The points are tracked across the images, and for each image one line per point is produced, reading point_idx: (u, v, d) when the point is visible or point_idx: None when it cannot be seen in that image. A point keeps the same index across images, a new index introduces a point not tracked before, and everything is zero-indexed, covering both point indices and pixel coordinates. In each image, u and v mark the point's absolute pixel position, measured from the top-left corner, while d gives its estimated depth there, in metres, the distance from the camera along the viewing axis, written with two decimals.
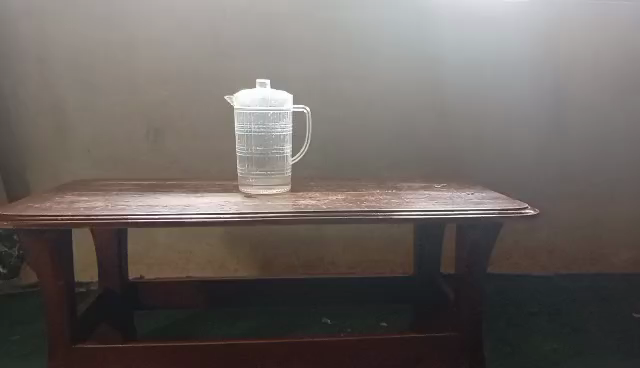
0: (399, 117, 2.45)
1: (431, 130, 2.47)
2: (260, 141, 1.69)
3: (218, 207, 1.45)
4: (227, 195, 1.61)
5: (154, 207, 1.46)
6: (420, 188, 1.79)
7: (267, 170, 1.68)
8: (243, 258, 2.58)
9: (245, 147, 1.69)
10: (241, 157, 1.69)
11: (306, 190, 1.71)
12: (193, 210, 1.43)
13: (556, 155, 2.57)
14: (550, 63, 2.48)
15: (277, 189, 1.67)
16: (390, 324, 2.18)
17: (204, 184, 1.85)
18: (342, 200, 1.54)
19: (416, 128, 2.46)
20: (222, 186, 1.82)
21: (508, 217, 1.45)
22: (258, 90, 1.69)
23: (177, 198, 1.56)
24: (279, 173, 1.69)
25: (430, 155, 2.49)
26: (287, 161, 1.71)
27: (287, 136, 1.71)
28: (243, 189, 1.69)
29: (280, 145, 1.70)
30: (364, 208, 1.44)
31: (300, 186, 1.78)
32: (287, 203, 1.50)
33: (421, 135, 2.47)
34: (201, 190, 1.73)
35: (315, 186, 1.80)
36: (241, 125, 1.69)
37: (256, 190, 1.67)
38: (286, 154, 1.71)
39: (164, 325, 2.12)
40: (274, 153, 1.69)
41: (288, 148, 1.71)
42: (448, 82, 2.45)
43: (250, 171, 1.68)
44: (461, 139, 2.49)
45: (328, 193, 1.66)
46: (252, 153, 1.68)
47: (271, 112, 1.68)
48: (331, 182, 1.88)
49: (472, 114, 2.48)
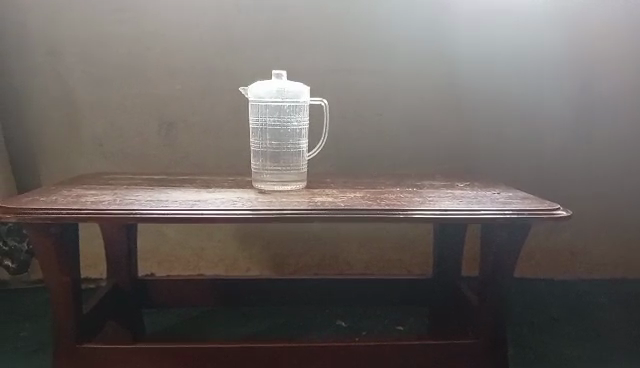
0: (417, 114, 2.36)
1: (450, 128, 2.38)
2: (275, 135, 1.61)
3: (230, 204, 1.38)
4: (240, 191, 1.53)
5: (163, 202, 1.39)
6: (442, 186, 1.70)
7: (282, 166, 1.61)
8: (256, 256, 2.51)
9: (260, 141, 1.62)
10: (256, 151, 1.62)
11: (322, 187, 1.64)
12: (204, 206, 1.36)
13: (580, 155, 2.46)
14: (573, 60, 2.37)
15: (293, 185, 1.60)
16: (406, 328, 2.09)
17: (217, 180, 1.78)
18: (360, 197, 1.46)
19: (435, 126, 2.37)
20: (234, 181, 1.75)
21: (537, 218, 1.36)
22: (273, 82, 1.62)
23: (187, 193, 1.49)
24: (294, 169, 1.62)
25: (450, 153, 2.40)
26: (303, 156, 1.64)
27: (304, 130, 1.64)
28: (257, 185, 1.62)
29: (296, 139, 1.62)
30: (384, 205, 1.36)
31: (316, 183, 1.70)
32: (302, 200, 1.43)
33: (440, 132, 2.38)
34: (213, 185, 1.66)
35: (332, 183, 1.72)
36: (256, 118, 1.62)
37: (270, 186, 1.60)
38: (302, 149, 1.63)
39: (174, 324, 2.06)
40: (289, 148, 1.62)
41: (305, 143, 1.64)
42: (466, 79, 2.35)
43: (264, 167, 1.61)
44: (481, 138, 2.40)
45: (345, 190, 1.58)
46: (267, 147, 1.61)
47: (286, 105, 1.61)
48: (347, 179, 1.80)
49: (493, 111, 2.38)
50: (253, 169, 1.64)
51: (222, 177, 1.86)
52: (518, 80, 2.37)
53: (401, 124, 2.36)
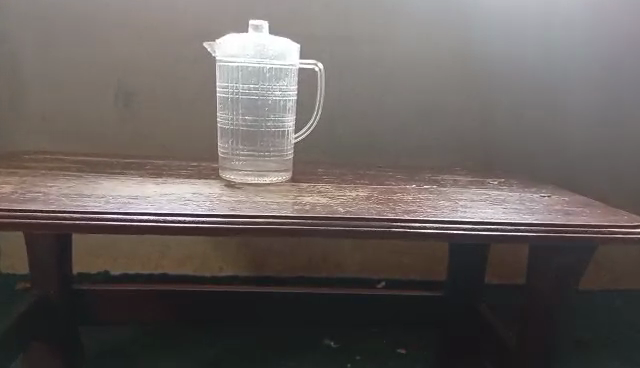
0: (426, 92, 1.88)
1: (469, 109, 1.90)
2: (250, 109, 1.19)
3: (181, 203, 0.96)
4: (199, 185, 1.12)
5: (83, 198, 0.96)
6: (469, 184, 1.29)
7: (258, 150, 1.20)
8: (230, 255, 2.10)
9: (229, 115, 1.19)
10: (224, 130, 1.20)
11: (313, 181, 1.23)
12: (142, 205, 0.93)
13: (622, 144, 1.98)
14: (617, 27, 1.90)
15: (272, 177, 1.19)
16: (409, 351, 1.72)
17: (175, 165, 1.36)
18: (367, 199, 1.05)
19: (448, 107, 1.89)
20: (197, 168, 1.33)
21: (619, 237, 0.95)
22: (250, 36, 1.18)
23: (124, 186, 1.07)
24: (275, 155, 1.20)
25: (468, 140, 1.91)
26: (288, 138, 1.22)
27: (290, 104, 1.21)
28: (225, 175, 1.21)
29: (278, 116, 1.20)
30: (404, 213, 0.94)
31: (303, 175, 1.29)
32: (284, 200, 1.01)
33: (453, 115, 1.90)
34: (166, 174, 1.24)
35: (326, 175, 1.31)
36: (224, 84, 1.18)
37: (242, 178, 1.18)
38: (286, 129, 1.21)
39: (121, 343, 1.65)
40: (270, 127, 1.20)
41: (290, 121, 1.22)
42: (488, 49, 1.87)
43: (235, 151, 1.19)
44: (508, 120, 1.92)
45: (344, 186, 1.17)
46: (239, 124, 1.19)
47: (267, 68, 1.18)
48: (346, 170, 1.39)
49: (520, 91, 1.90)
50: (219, 153, 1.22)
51: (183, 161, 1.43)
52: (550, 51, 1.89)
53: (407, 102, 1.88)
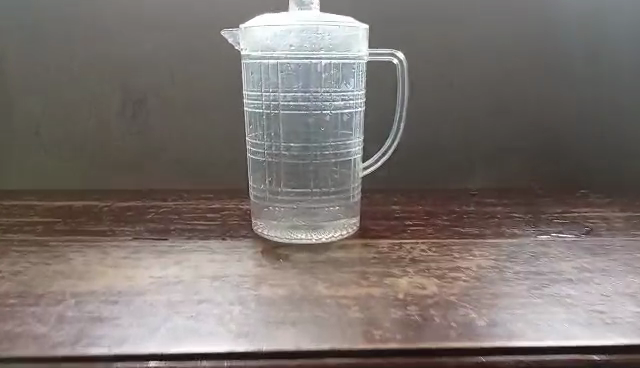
0: (467, 85, 1.10)
1: (545, 107, 1.12)
2: (297, 128, 0.77)
3: (191, 312, 0.55)
4: (222, 258, 0.71)
5: (26, 308, 0.56)
6: (628, 226, 0.85)
7: (310, 192, 0.78)
8: None
9: (265, 140, 0.78)
10: (258, 162, 0.79)
11: (396, 235, 0.80)
12: (122, 322, 0.52)
13: None
14: None
15: (333, 232, 0.77)
16: None
17: (188, 209, 0.95)
18: (503, 281, 0.62)
19: (511, 105, 1.11)
20: (222, 215, 0.92)
21: None
22: (291, 14, 0.75)
23: (108, 271, 0.67)
24: (336, 198, 0.79)
25: (546, 159, 1.13)
26: (356, 170, 0.80)
27: (357, 118, 0.79)
28: (260, 230, 0.79)
29: (340, 138, 0.78)
30: (593, 328, 0.51)
31: (375, 222, 0.87)
32: (367, 292, 0.59)
33: (512, 119, 1.12)
34: (176, 230, 0.84)
35: (408, 219, 0.89)
36: (255, 92, 0.77)
37: (286, 234, 0.77)
38: (353, 156, 0.79)
39: None
40: (328, 156, 0.78)
41: (358, 145, 0.80)
42: (559, 7, 1.08)
43: (275, 194, 0.78)
44: (609, 124, 1.13)
45: (447, 247, 0.75)
46: (282, 153, 0.78)
47: (321, 63, 0.75)
48: (431, 207, 0.96)
49: (616, 77, 1.11)
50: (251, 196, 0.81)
51: (196, 200, 1.02)
52: None
53: (434, 102, 1.11)
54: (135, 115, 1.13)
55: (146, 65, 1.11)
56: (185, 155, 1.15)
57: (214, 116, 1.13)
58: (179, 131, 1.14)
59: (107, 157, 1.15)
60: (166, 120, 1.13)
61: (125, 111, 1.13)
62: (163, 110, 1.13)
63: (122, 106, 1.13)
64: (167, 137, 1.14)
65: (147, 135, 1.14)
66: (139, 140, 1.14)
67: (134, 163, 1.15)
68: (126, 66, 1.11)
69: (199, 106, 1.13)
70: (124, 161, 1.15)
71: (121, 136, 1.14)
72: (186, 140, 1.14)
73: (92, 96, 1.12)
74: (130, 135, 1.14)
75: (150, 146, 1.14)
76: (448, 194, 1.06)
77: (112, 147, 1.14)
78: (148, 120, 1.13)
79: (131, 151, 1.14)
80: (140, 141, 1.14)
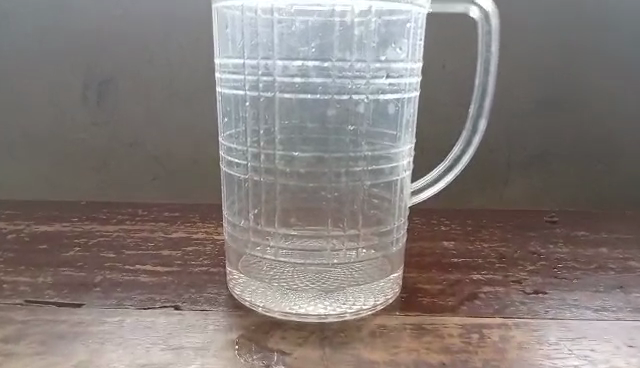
0: (522, 64, 0.80)
1: (623, 100, 0.81)
2: (306, 126, 0.44)
3: None
4: (167, 359, 0.39)
5: None
6: None
7: (325, 238, 0.45)
8: None
9: (250, 144, 0.45)
10: (238, 182, 0.46)
11: (464, 306, 0.48)
12: None
13: None
14: None
15: (362, 303, 0.45)
16: None
17: (136, 239, 0.64)
18: None
19: (575, 92, 0.81)
20: (185, 253, 0.60)
21: None
22: None
23: None
24: (368, 247, 0.46)
25: (601, 165, 0.83)
26: (402, 197, 0.47)
27: (408, 109, 0.45)
28: (239, 294, 0.47)
29: (379, 143, 0.45)
30: None
31: (424, 275, 0.55)
32: None
33: (577, 111, 0.81)
34: (105, 283, 0.52)
35: (473, 270, 0.56)
36: (234, 59, 0.44)
37: (280, 302, 0.44)
38: (399, 175, 0.46)
39: None
40: (357, 174, 0.45)
41: (408, 155, 0.46)
42: None
43: (267, 239, 0.46)
44: None
45: (565, 342, 0.43)
46: (278, 170, 0.45)
47: (350, 11, 0.42)
48: (499, 246, 0.64)
49: None
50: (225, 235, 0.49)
51: (149, 224, 0.70)
52: None
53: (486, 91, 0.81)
54: (100, 102, 0.84)
55: (109, 35, 0.82)
56: (158, 151, 0.85)
57: (195, 104, 0.83)
58: (150, 120, 0.84)
59: (63, 156, 0.87)
60: (138, 110, 0.84)
61: (89, 95, 0.84)
62: (130, 92, 0.84)
63: (84, 88, 0.84)
64: (139, 131, 0.85)
65: (115, 130, 0.85)
66: (105, 136, 0.85)
67: (97, 165, 0.87)
68: (84, 35, 0.82)
69: (174, 88, 0.83)
70: (85, 163, 0.87)
71: (82, 130, 0.85)
72: (156, 132, 0.85)
73: (45, 74, 0.84)
74: (94, 129, 0.85)
75: (117, 143, 0.86)
76: (513, 220, 0.74)
77: (70, 144, 0.86)
78: (117, 110, 0.84)
79: (93, 150, 0.86)
80: (105, 136, 0.85)
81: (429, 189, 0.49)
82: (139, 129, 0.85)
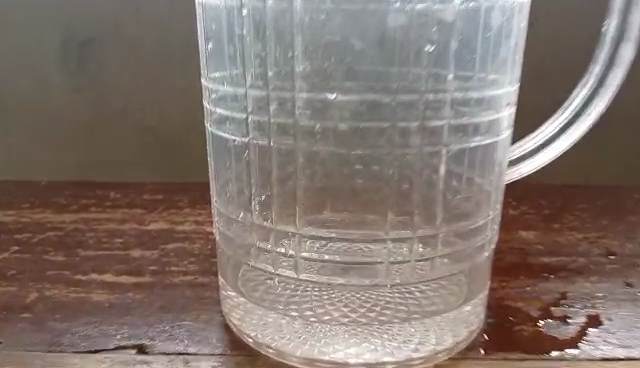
0: None
1: None
2: (349, 49, 0.27)
3: None
4: None
5: None
6: None
7: (384, 242, 0.28)
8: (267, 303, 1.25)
9: (251, 84, 0.27)
10: (233, 150, 0.28)
11: (586, 342, 0.31)
12: None
13: None
14: None
15: (435, 343, 0.28)
16: None
17: (97, 234, 0.47)
18: None
19: None
20: (164, 254, 0.43)
21: None
22: None
23: None
24: (444, 252, 0.28)
25: None
26: (498, 175, 0.29)
27: (517, 23, 0.27)
28: (236, 324, 0.30)
29: (470, 80, 0.27)
30: None
31: (510, 288, 0.37)
32: None
33: None
34: (39, 305, 0.35)
35: (579, 279, 0.39)
36: None
37: (302, 340, 0.27)
38: (498, 135, 0.28)
39: None
40: (434, 131, 0.27)
41: (511, 101, 0.28)
42: None
43: (284, 242, 0.28)
44: None
45: None
46: (300, 126, 0.27)
47: None
48: (599, 239, 0.46)
49: None
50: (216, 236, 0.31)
51: (119, 212, 0.52)
52: None
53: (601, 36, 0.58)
54: (83, 66, 0.63)
55: None
56: (152, 120, 0.64)
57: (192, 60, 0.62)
58: (134, 84, 0.63)
59: (34, 140, 0.65)
60: (131, 74, 0.62)
61: (66, 59, 0.63)
62: (107, 50, 0.62)
63: (62, 49, 0.62)
64: (131, 101, 0.63)
65: (100, 102, 0.63)
66: (88, 110, 0.64)
67: (77, 148, 0.65)
68: None
69: (163, 40, 0.61)
70: (61, 145, 0.65)
71: (60, 103, 0.64)
72: (147, 99, 0.63)
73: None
74: (75, 101, 0.63)
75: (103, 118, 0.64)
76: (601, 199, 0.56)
77: (42, 124, 0.64)
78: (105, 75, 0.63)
79: (72, 128, 0.65)
80: (88, 110, 0.64)
81: (535, 157, 0.31)
82: (130, 98, 0.63)
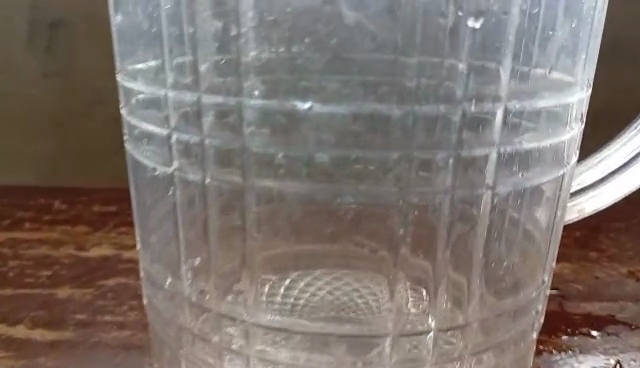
0: None
1: None
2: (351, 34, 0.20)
3: None
4: None
5: None
6: None
7: (384, 339, 0.19)
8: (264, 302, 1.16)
9: (178, 85, 0.19)
10: (154, 186, 0.20)
11: None
12: None
13: None
14: None
15: None
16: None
17: (24, 262, 0.37)
18: None
19: None
20: (99, 294, 0.33)
21: None
22: None
23: None
24: (478, 346, 0.20)
25: None
26: (549, 221, 0.21)
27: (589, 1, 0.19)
28: None
29: (526, 81, 0.19)
30: None
31: (546, 354, 0.28)
32: None
33: None
34: None
35: (633, 340, 0.29)
36: None
37: None
38: (563, 166, 0.21)
39: None
40: (475, 165, 0.19)
41: (582, 115, 0.21)
42: None
43: (229, 332, 0.20)
44: None
45: None
46: (252, 153, 0.19)
47: None
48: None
49: None
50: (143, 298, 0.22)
51: (57, 231, 0.42)
52: None
53: None
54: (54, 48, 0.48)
55: None
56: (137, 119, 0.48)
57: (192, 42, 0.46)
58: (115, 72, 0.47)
59: None
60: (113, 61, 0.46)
61: (31, 35, 0.47)
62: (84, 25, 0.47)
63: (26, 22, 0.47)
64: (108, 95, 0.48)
65: (74, 96, 0.48)
66: (59, 106, 0.49)
67: (41, 151, 0.50)
68: None
69: None
70: (18, 149, 0.50)
71: (22, 93, 0.48)
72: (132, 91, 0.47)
73: None
74: (41, 94, 0.48)
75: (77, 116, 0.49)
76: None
77: None
78: (85, 61, 0.48)
79: (33, 126, 0.49)
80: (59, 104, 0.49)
81: (601, 187, 0.23)
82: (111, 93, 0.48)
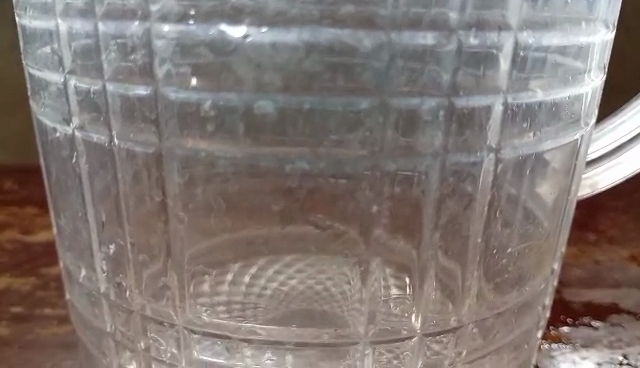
0: None
1: None
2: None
3: None
4: None
5: None
6: None
7: (354, 346, 0.16)
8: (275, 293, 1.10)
9: (71, 11, 0.16)
10: (66, 150, 0.17)
11: None
12: None
13: None
14: None
15: None
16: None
17: None
18: None
19: None
20: (41, 284, 0.29)
21: None
22: None
23: None
24: (477, 351, 0.17)
25: None
26: (561, 194, 0.18)
27: None
28: None
29: (538, 20, 0.16)
30: None
31: (545, 348, 0.25)
32: None
33: None
34: None
35: None
36: None
37: None
38: (582, 126, 0.17)
39: None
40: (472, 117, 0.16)
41: (604, 64, 0.18)
42: None
43: (154, 336, 0.17)
44: None
45: None
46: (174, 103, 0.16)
47: None
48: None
49: None
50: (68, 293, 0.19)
51: (2, 214, 0.36)
52: None
53: None
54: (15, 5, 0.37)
55: None
56: None
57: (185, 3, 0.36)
58: None
59: None
60: None
61: None
62: None
63: None
64: None
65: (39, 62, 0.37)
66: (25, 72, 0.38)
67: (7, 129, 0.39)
68: None
69: None
70: None
71: None
72: None
73: None
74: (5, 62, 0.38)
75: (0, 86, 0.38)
76: None
77: None
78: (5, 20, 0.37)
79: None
80: None
81: (620, 157, 0.20)
82: None
